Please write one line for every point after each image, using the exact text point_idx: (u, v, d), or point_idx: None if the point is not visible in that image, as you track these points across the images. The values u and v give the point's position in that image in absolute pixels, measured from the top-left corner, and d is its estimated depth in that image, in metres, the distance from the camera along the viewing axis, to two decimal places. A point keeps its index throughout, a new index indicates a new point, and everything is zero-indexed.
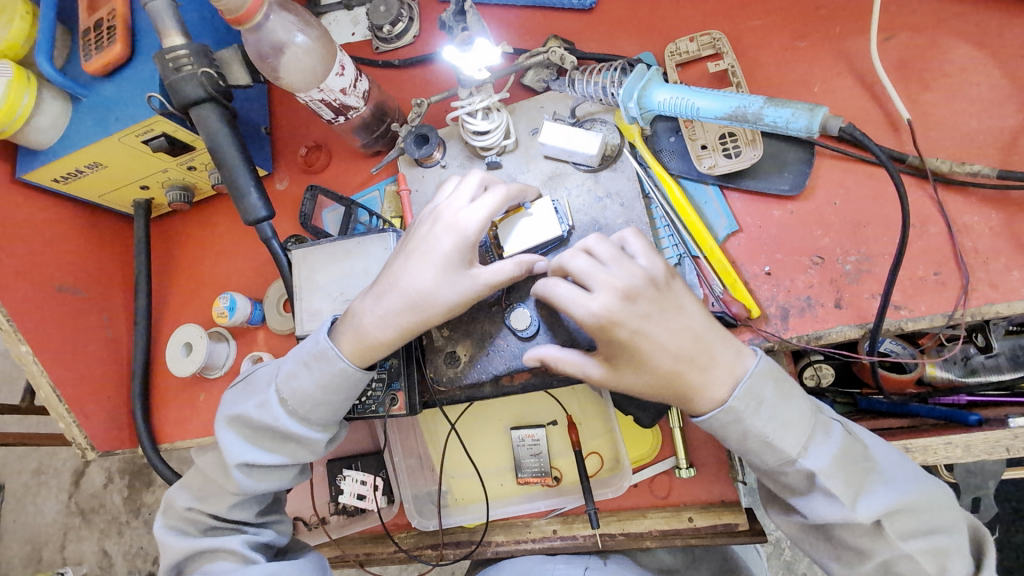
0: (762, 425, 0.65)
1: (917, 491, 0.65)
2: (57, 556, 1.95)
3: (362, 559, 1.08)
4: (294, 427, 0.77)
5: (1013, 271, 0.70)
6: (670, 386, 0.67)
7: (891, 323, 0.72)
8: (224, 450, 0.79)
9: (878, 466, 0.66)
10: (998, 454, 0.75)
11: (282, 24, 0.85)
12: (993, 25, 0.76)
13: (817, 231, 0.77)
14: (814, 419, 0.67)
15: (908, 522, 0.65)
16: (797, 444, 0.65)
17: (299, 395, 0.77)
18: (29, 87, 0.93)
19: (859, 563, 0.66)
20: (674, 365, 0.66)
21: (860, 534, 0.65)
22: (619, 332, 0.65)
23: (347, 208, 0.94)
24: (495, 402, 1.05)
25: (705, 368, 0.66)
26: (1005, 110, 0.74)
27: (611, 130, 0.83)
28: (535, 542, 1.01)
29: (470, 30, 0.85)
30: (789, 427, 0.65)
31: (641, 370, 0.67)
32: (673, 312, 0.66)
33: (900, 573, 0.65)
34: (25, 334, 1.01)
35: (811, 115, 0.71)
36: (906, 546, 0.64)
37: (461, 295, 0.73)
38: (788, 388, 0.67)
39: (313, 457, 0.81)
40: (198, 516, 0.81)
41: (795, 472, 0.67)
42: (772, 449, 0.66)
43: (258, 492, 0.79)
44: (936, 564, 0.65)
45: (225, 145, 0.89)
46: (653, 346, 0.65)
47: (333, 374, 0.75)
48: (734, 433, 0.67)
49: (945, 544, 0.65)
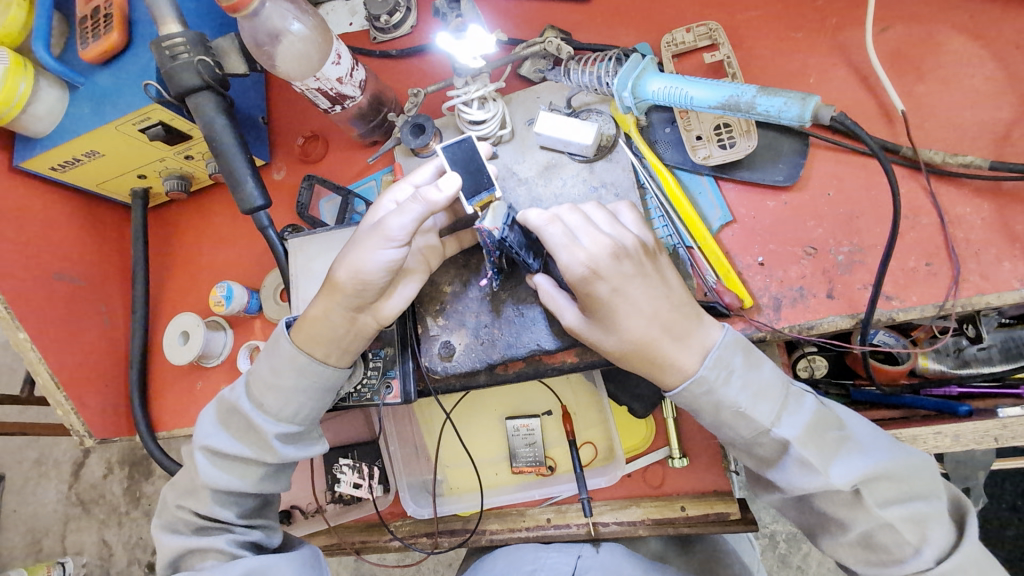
0: (735, 394, 0.66)
1: (892, 457, 0.65)
2: (57, 546, 1.97)
3: (357, 547, 1.10)
4: (249, 410, 0.79)
5: (1003, 262, 0.71)
6: (641, 353, 0.68)
7: (882, 314, 0.73)
8: (196, 430, 0.81)
9: (852, 435, 0.67)
10: (987, 443, 0.76)
11: (279, 12, 0.84)
12: (991, 16, 0.76)
13: (810, 222, 0.78)
14: (787, 390, 0.68)
15: (887, 490, 0.64)
16: (770, 414, 0.66)
17: (257, 379, 0.80)
18: (26, 75, 0.93)
19: (841, 532, 0.66)
20: (650, 325, 0.67)
21: (839, 504, 0.65)
22: (599, 289, 0.67)
23: (343, 198, 0.98)
24: (490, 392, 1.05)
25: (681, 342, 0.68)
26: (999, 102, 0.74)
27: (607, 121, 0.83)
28: (530, 530, 1.02)
29: (465, 16, 0.87)
30: (762, 395, 0.66)
31: (613, 331, 0.68)
32: (656, 280, 0.69)
33: (881, 543, 0.64)
34: (23, 321, 1.01)
35: (803, 104, 0.71)
36: (886, 514, 0.63)
37: (359, 243, 0.75)
38: (756, 358, 0.68)
39: (274, 457, 0.79)
40: (186, 515, 0.81)
41: (771, 444, 0.67)
42: (747, 419, 0.66)
43: (217, 485, 0.78)
44: (916, 533, 0.63)
45: (221, 132, 0.89)
46: (629, 306, 0.67)
47: (279, 356, 0.79)
48: (708, 406, 0.68)
49: (926, 511, 0.64)
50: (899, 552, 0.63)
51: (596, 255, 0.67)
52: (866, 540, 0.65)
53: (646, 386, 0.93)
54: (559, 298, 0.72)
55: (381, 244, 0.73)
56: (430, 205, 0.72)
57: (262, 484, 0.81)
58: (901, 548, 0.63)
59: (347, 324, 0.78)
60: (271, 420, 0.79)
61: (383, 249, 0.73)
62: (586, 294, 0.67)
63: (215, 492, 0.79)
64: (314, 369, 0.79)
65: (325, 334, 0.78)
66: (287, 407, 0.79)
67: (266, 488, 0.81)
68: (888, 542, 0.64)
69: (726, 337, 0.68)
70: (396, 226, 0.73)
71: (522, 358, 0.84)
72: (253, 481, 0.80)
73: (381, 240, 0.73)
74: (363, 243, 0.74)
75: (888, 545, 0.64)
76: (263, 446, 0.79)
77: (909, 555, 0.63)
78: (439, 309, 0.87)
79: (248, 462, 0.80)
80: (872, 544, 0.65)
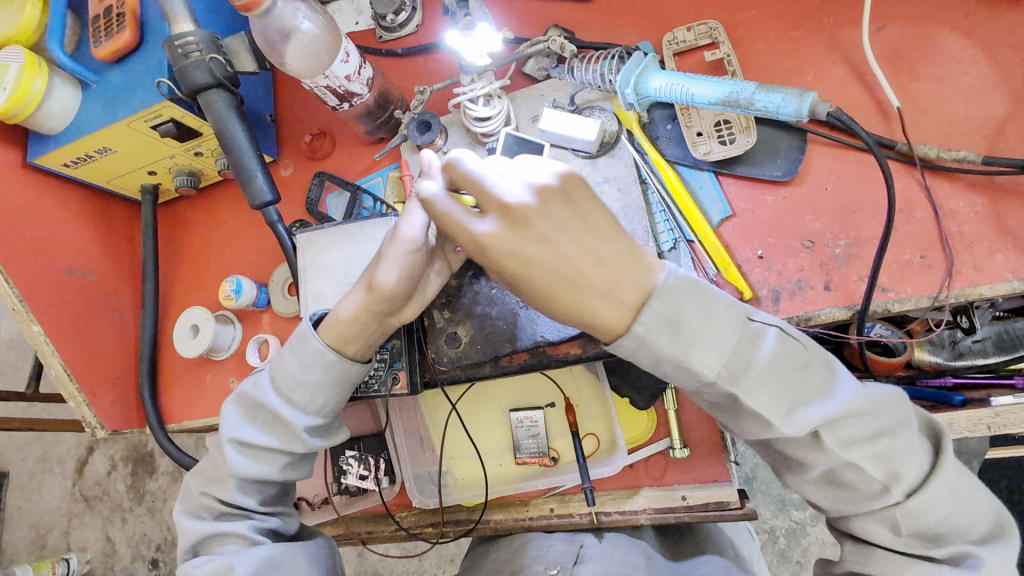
0: (669, 348, 0.63)
1: (853, 395, 0.62)
2: (62, 542, 1.99)
3: (364, 537, 1.12)
4: (276, 404, 0.80)
5: (996, 254, 0.73)
6: (575, 315, 0.66)
7: (879, 305, 0.75)
8: (222, 422, 0.83)
9: (809, 378, 0.63)
10: (980, 431, 0.81)
11: (289, 11, 0.86)
12: (984, 15, 0.78)
13: (808, 216, 0.79)
14: (741, 333, 0.63)
15: (848, 429, 0.61)
16: (715, 367, 0.62)
17: (283, 374, 0.81)
18: (40, 73, 0.95)
19: (803, 471, 0.65)
20: (580, 286, 0.65)
21: (798, 447, 0.63)
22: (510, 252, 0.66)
23: (353, 193, 0.99)
24: (495, 385, 1.07)
25: (615, 300, 0.64)
26: (992, 98, 0.76)
27: (609, 118, 0.85)
28: (533, 519, 1.03)
29: (473, 15, 0.91)
30: (699, 346, 0.62)
31: (541, 298, 0.67)
32: (576, 229, 0.67)
33: (845, 481, 0.63)
34: (37, 314, 1.04)
35: (800, 99, 0.73)
36: (849, 454, 0.61)
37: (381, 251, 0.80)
38: (706, 306, 0.63)
39: (302, 447, 0.82)
40: (209, 502, 0.83)
41: (719, 393, 0.64)
42: (689, 371, 0.63)
43: (244, 474, 0.81)
44: (883, 470, 0.61)
45: (232, 129, 0.91)
46: (551, 268, 0.65)
47: (307, 352, 0.80)
48: (646, 358, 0.65)
49: (893, 447, 0.61)
50: (864, 488, 0.62)
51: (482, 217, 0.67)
52: (831, 478, 0.64)
53: (647, 378, 0.95)
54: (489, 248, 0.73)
55: (401, 250, 0.77)
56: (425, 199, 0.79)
57: (286, 473, 0.84)
58: (867, 485, 0.62)
59: (377, 324, 0.81)
60: (299, 413, 0.81)
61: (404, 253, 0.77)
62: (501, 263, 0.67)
63: (242, 480, 0.82)
64: (341, 365, 0.81)
65: (353, 333, 0.81)
66: (314, 401, 0.81)
67: (288, 476, 0.84)
68: (853, 479, 0.62)
69: (666, 283, 0.63)
70: (409, 227, 0.78)
71: (528, 350, 0.86)
72: (277, 470, 0.83)
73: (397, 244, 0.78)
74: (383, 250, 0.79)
75: (853, 482, 0.63)
76: (291, 437, 0.81)
77: (875, 492, 0.62)
78: (445, 301, 0.89)
79: (275, 452, 0.82)
80: (837, 481, 0.63)
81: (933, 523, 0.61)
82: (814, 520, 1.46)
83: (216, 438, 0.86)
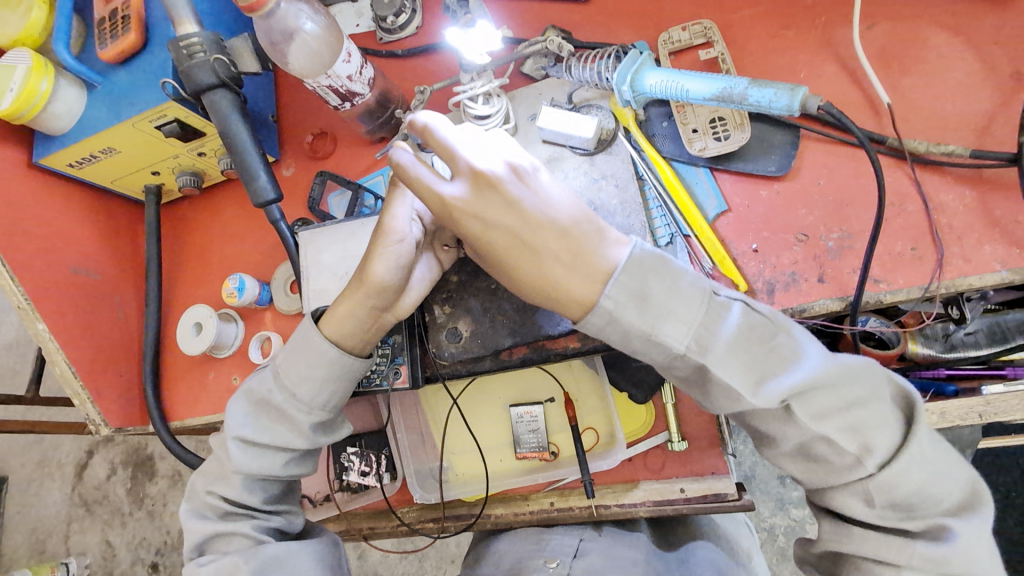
0: (637, 322, 0.66)
1: (821, 365, 0.62)
2: (61, 547, 1.99)
3: (365, 533, 1.14)
4: (283, 400, 0.82)
5: (984, 246, 0.74)
6: (541, 287, 0.71)
7: (871, 297, 0.76)
8: (227, 421, 0.84)
9: (780, 349, 0.64)
10: (971, 419, 0.82)
11: (292, 12, 0.87)
12: (972, 12, 0.80)
13: (802, 210, 0.81)
14: (708, 305, 0.66)
15: (819, 401, 0.62)
16: (682, 338, 0.65)
17: (289, 371, 0.83)
18: (47, 74, 0.97)
19: (777, 445, 0.67)
20: (548, 264, 0.70)
21: (770, 420, 0.65)
22: (497, 217, 0.71)
23: (354, 192, 1.02)
24: (495, 381, 1.09)
25: (583, 274, 0.69)
26: (980, 94, 0.78)
27: (607, 116, 0.88)
28: (533, 513, 1.04)
29: (473, 13, 0.95)
30: (669, 320, 0.65)
31: (505, 268, 0.73)
32: (544, 201, 0.71)
33: (818, 454, 0.64)
34: (42, 312, 1.05)
35: (792, 94, 0.74)
36: (820, 427, 0.62)
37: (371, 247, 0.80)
38: (672, 280, 0.66)
39: (304, 443, 0.83)
40: (214, 501, 0.84)
41: (689, 366, 0.67)
42: (659, 345, 0.66)
43: (249, 470, 0.82)
44: (856, 442, 0.62)
45: (236, 128, 0.93)
46: (523, 244, 0.71)
47: (312, 349, 0.82)
48: (618, 334, 0.68)
49: (863, 419, 0.62)
50: (837, 461, 0.63)
51: (463, 191, 0.71)
52: (806, 451, 0.65)
53: (647, 371, 0.98)
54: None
55: (393, 243, 0.79)
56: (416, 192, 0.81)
57: (289, 469, 0.85)
58: (840, 458, 0.63)
59: (373, 320, 0.82)
60: (304, 410, 0.82)
61: (396, 248, 0.78)
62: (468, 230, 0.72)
63: (247, 477, 0.83)
64: (345, 362, 0.82)
65: (352, 328, 0.82)
66: (319, 397, 0.82)
67: (292, 472, 0.85)
68: (827, 453, 0.64)
69: (631, 258, 0.67)
70: (397, 221, 0.78)
71: (528, 343, 0.88)
72: (280, 466, 0.84)
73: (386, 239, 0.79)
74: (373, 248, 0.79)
75: (827, 456, 0.64)
76: (295, 433, 0.83)
77: (849, 465, 0.63)
78: (447, 298, 0.91)
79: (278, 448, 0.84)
80: (812, 455, 0.65)
81: (905, 495, 0.62)
82: (814, 518, 1.46)
83: (220, 438, 0.87)
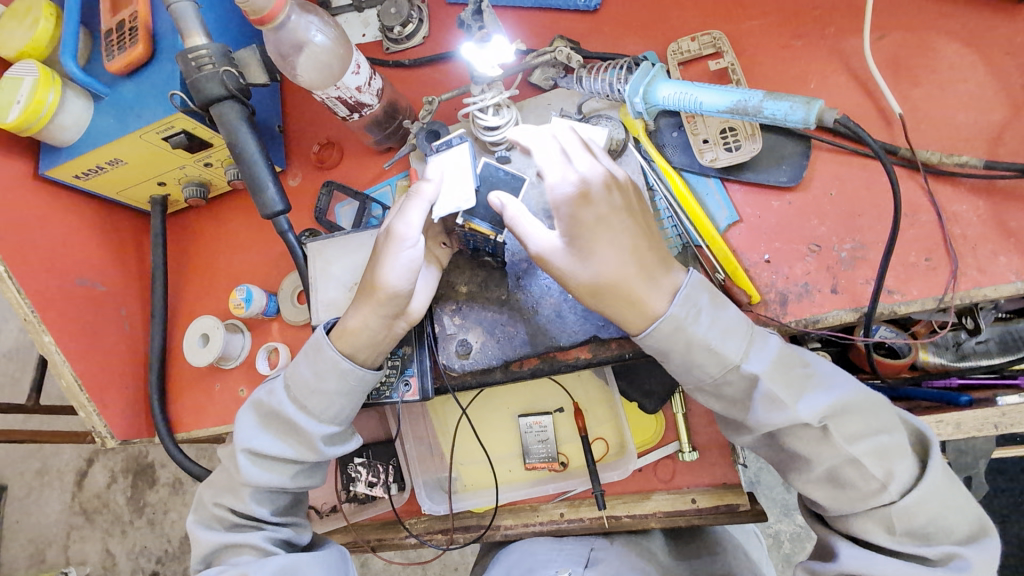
0: (702, 332, 0.68)
1: (851, 389, 0.67)
2: (61, 555, 1.98)
3: (373, 544, 1.13)
4: (292, 413, 0.81)
5: (999, 257, 0.74)
6: (617, 291, 0.70)
7: (885, 307, 0.76)
8: (236, 433, 0.83)
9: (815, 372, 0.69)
10: (986, 431, 0.80)
11: (303, 24, 0.88)
12: (982, 22, 0.80)
13: (814, 220, 0.81)
14: (752, 329, 0.70)
15: (854, 427, 0.65)
16: (738, 350, 0.68)
17: (299, 383, 0.82)
18: (54, 86, 0.97)
19: (807, 468, 0.68)
20: (621, 273, 0.70)
21: (806, 441, 0.66)
22: (585, 210, 0.71)
23: (362, 203, 1.03)
24: (503, 390, 1.08)
25: (656, 285, 0.70)
26: (992, 104, 0.78)
27: (617, 126, 0.86)
28: (544, 524, 1.04)
29: (487, 28, 0.85)
30: (728, 333, 0.68)
31: (589, 262, 0.71)
32: (641, 215, 0.74)
33: (846, 479, 0.66)
34: (48, 324, 1.04)
35: (808, 107, 0.73)
36: (854, 450, 0.65)
37: (378, 261, 0.80)
38: (722, 298, 0.70)
39: (316, 456, 0.82)
40: (222, 512, 0.84)
41: (741, 382, 0.69)
42: (717, 356, 0.68)
43: (259, 483, 0.81)
44: (881, 468, 0.65)
45: (245, 140, 0.92)
46: (582, 261, 0.71)
47: (322, 361, 0.81)
48: (679, 345, 0.69)
49: (891, 446, 0.65)
50: (865, 487, 0.65)
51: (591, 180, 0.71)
52: (833, 476, 0.67)
53: (656, 381, 0.98)
54: (526, 224, 0.73)
55: (399, 248, 0.78)
56: (426, 198, 0.78)
57: (299, 481, 0.84)
58: (867, 484, 0.65)
59: (385, 331, 0.82)
60: (315, 422, 0.82)
61: (405, 252, 0.78)
62: (571, 215, 0.71)
63: (255, 489, 0.83)
64: (356, 374, 0.81)
65: (365, 341, 0.82)
66: (329, 409, 0.82)
67: (301, 484, 0.85)
68: (854, 478, 0.65)
69: (694, 276, 0.71)
70: (405, 227, 0.78)
71: (538, 354, 0.87)
72: (289, 478, 0.84)
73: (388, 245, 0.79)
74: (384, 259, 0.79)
75: (854, 481, 0.65)
76: (306, 446, 0.82)
77: (874, 490, 0.65)
78: (457, 309, 0.90)
79: (289, 461, 0.83)
80: (839, 480, 0.66)
81: (922, 523, 0.64)
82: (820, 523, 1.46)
83: (229, 450, 0.86)
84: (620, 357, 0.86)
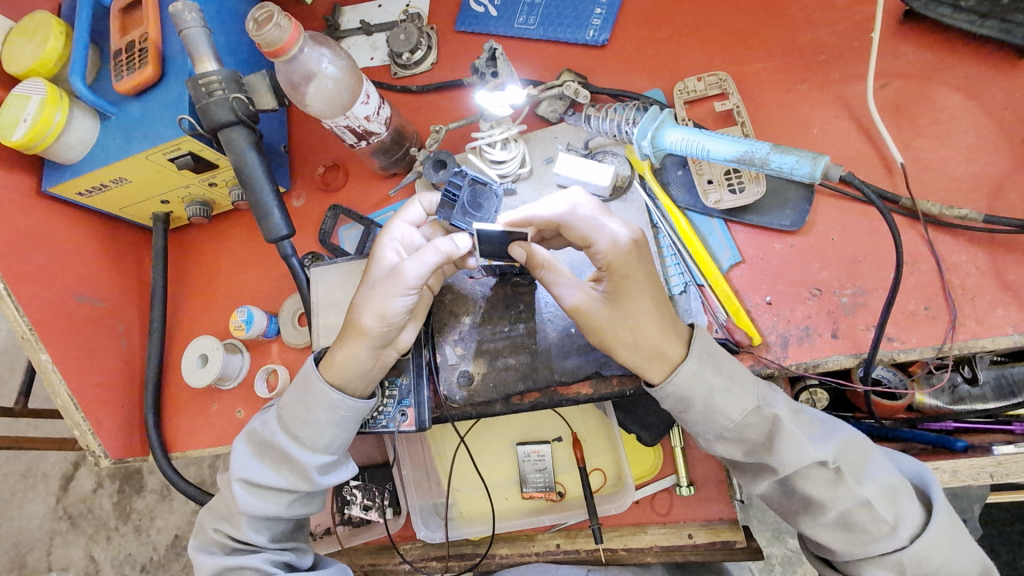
0: (718, 379, 0.71)
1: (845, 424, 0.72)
2: (42, 561, 1.93)
3: (367, 569, 1.13)
4: (285, 443, 0.81)
5: (997, 308, 0.75)
6: (648, 334, 0.72)
7: (884, 354, 0.77)
8: (231, 463, 0.83)
9: (810, 415, 0.72)
10: (983, 479, 0.83)
11: (315, 56, 0.88)
12: (983, 76, 0.81)
13: (815, 264, 0.82)
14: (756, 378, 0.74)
15: (862, 466, 0.68)
16: (752, 394, 0.71)
17: (291, 414, 0.82)
18: (61, 105, 0.96)
19: (819, 513, 0.69)
20: (657, 321, 0.72)
21: (820, 484, 0.68)
22: (631, 269, 0.73)
23: (366, 227, 1.02)
24: (502, 418, 1.09)
25: (670, 329, 0.73)
26: (992, 157, 0.79)
27: (622, 163, 0.88)
28: (540, 555, 1.05)
29: (500, 75, 0.85)
30: (736, 373, 0.72)
31: (628, 314, 0.72)
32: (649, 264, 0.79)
33: (858, 523, 0.67)
34: (46, 342, 1.03)
35: (815, 163, 0.74)
36: (864, 491, 0.67)
37: (377, 290, 0.79)
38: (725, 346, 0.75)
39: (310, 486, 0.82)
40: (222, 538, 0.83)
41: (759, 427, 0.71)
42: (735, 399, 0.71)
43: (254, 511, 0.81)
44: (891, 512, 0.67)
45: (251, 165, 0.92)
46: (621, 315, 0.73)
47: (313, 395, 0.80)
48: (700, 391, 0.71)
49: (899, 487, 0.67)
50: (875, 530, 0.67)
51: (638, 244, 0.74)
52: (844, 520, 0.68)
53: (655, 415, 0.97)
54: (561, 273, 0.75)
55: (398, 291, 0.78)
56: (446, 253, 0.77)
57: (295, 508, 0.84)
58: (877, 527, 0.66)
59: (374, 361, 0.82)
60: (308, 453, 0.81)
61: (401, 296, 0.78)
62: (618, 269, 0.73)
63: (252, 518, 0.82)
64: (346, 404, 0.81)
65: (354, 372, 0.81)
66: (321, 439, 0.81)
67: (298, 511, 0.84)
68: (865, 522, 0.67)
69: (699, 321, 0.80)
70: (412, 276, 0.77)
71: (540, 388, 0.86)
72: (284, 506, 0.83)
73: (398, 287, 0.77)
74: (391, 297, 0.78)
75: (865, 524, 0.67)
76: (298, 475, 0.82)
77: (885, 533, 0.66)
78: (459, 340, 0.90)
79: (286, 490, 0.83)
80: (850, 524, 0.68)
81: (934, 565, 0.66)
82: None
83: (226, 477, 0.86)
84: (621, 394, 0.85)
